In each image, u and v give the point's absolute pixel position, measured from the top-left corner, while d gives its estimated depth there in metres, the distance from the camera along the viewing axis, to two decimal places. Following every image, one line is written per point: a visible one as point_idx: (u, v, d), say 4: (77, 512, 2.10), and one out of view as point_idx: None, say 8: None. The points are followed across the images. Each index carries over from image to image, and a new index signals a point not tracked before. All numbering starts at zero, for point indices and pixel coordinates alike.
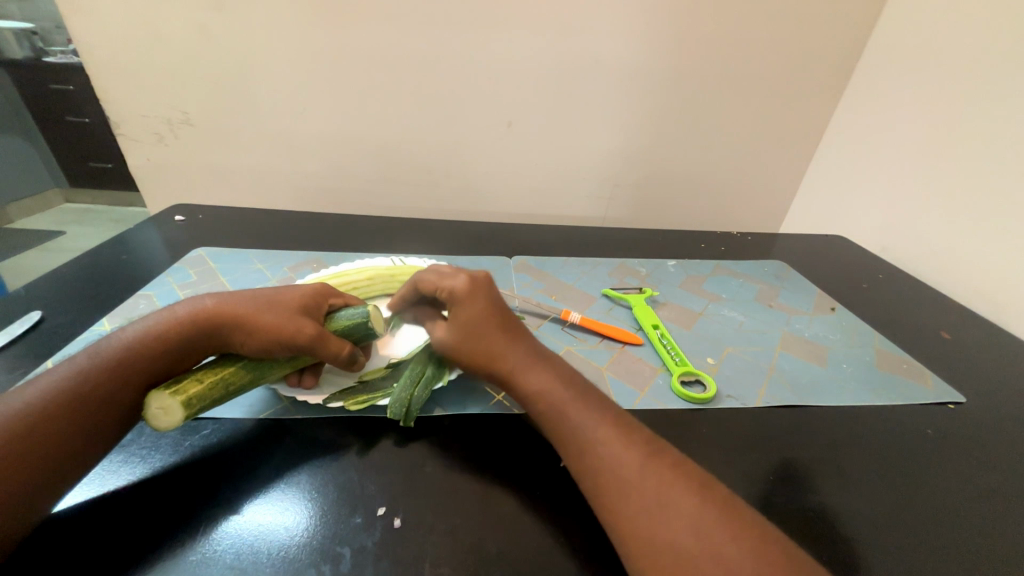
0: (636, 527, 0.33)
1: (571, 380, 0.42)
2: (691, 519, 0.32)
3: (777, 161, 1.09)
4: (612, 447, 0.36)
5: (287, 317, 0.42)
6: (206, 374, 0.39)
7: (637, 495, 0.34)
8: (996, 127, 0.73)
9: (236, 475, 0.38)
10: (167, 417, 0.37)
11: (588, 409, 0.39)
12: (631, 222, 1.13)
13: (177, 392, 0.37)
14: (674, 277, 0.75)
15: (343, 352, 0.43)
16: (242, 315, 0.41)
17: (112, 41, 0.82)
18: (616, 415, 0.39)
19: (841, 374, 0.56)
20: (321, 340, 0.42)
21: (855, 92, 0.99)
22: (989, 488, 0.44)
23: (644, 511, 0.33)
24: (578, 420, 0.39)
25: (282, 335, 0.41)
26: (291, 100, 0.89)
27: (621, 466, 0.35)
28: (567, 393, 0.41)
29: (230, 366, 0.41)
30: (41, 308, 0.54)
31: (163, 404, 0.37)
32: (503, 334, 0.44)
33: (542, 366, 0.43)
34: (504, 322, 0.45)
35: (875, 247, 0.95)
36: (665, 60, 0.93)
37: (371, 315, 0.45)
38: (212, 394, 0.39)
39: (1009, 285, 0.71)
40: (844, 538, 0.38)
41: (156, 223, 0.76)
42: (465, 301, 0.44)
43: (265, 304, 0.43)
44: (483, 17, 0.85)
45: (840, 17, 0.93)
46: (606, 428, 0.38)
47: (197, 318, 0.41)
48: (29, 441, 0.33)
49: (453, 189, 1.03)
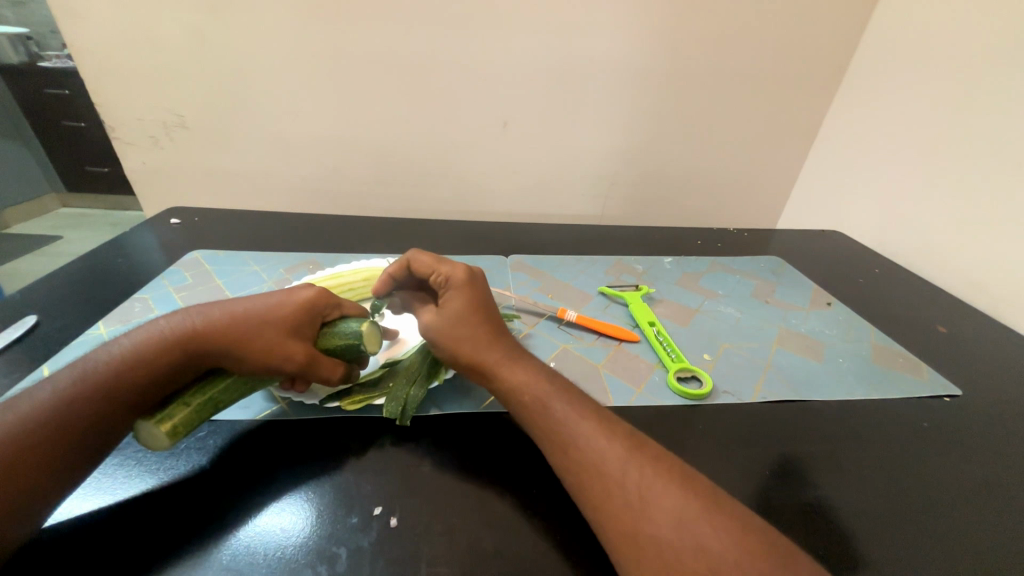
0: (623, 521, 0.33)
1: (551, 375, 0.43)
2: (677, 511, 0.32)
3: (773, 156, 1.10)
4: (595, 441, 0.37)
5: (277, 338, 0.41)
6: (190, 398, 0.38)
7: (622, 489, 0.34)
8: (991, 120, 0.73)
9: (217, 475, 0.38)
10: (155, 444, 0.37)
11: (569, 404, 0.40)
12: (628, 220, 1.13)
13: (161, 420, 0.37)
14: (671, 275, 0.75)
15: (336, 373, 0.43)
16: (230, 337, 0.40)
17: (106, 45, 0.81)
18: (596, 410, 0.39)
19: (838, 369, 0.57)
20: (312, 364, 0.42)
21: (850, 88, 0.99)
22: (984, 480, 0.44)
23: (631, 504, 0.33)
24: (559, 415, 0.39)
25: (272, 359, 0.40)
26: (285, 102, 0.89)
27: (603, 460, 0.35)
28: (553, 388, 0.41)
29: (218, 386, 0.40)
30: (36, 313, 0.54)
31: (151, 432, 0.37)
32: (487, 325, 0.45)
33: (524, 363, 0.43)
34: (488, 315, 0.46)
35: (872, 241, 0.95)
36: (660, 57, 0.92)
37: (365, 337, 0.44)
38: (199, 417, 0.38)
39: (1004, 278, 0.72)
40: (840, 531, 0.38)
41: (152, 226, 0.76)
42: (459, 288, 0.46)
43: (255, 324, 0.41)
44: (478, 17, 0.85)
45: (834, 13, 0.93)
46: (596, 423, 0.38)
47: (185, 341, 0.39)
48: (27, 449, 0.33)
49: (449, 189, 1.03)
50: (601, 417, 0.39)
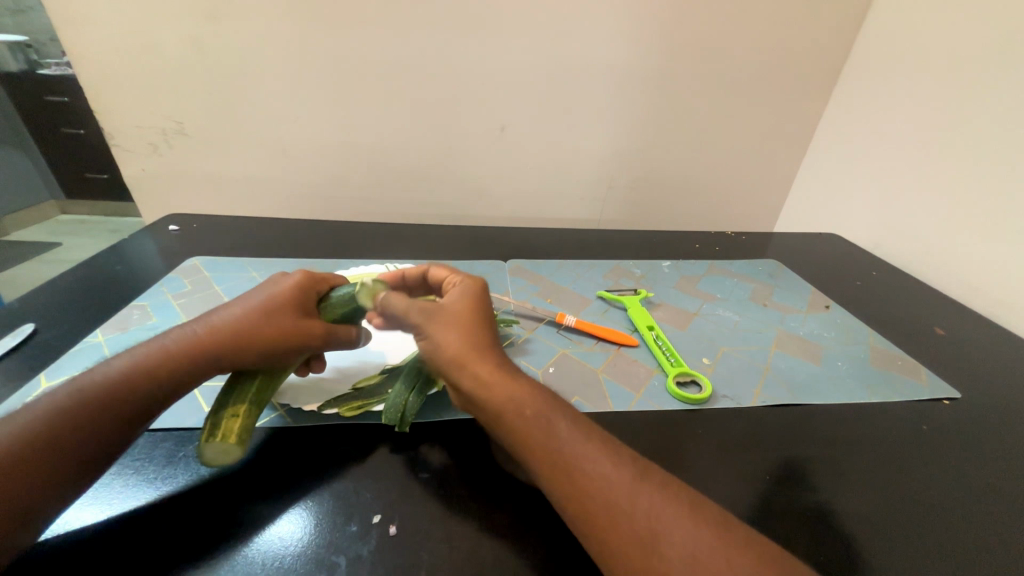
0: (629, 548, 0.32)
1: (547, 393, 0.41)
2: (686, 540, 0.32)
3: (770, 160, 1.10)
4: (601, 464, 0.36)
5: (290, 324, 0.43)
6: (236, 407, 0.39)
7: (631, 517, 0.33)
8: (986, 122, 0.74)
9: (212, 490, 0.37)
10: (230, 456, 0.38)
11: (574, 425, 0.38)
12: (628, 224, 1.13)
13: (225, 435, 0.37)
14: (668, 278, 0.75)
15: (354, 334, 0.48)
16: (243, 338, 0.41)
17: (106, 54, 0.82)
18: (601, 432, 0.38)
19: (836, 372, 0.57)
20: (331, 336, 0.46)
21: (846, 91, 1.00)
22: (985, 484, 0.44)
23: (640, 531, 0.32)
24: (564, 435, 0.37)
25: (293, 343, 0.42)
26: (284, 108, 0.90)
27: (612, 486, 0.34)
28: (552, 404, 0.40)
29: (251, 388, 0.40)
30: (34, 321, 0.54)
31: (223, 449, 0.38)
32: (486, 333, 0.44)
33: (518, 378, 0.41)
34: (486, 322, 0.46)
35: (870, 244, 0.95)
36: (658, 62, 0.93)
37: (358, 289, 0.46)
38: (253, 420, 0.39)
39: (1003, 280, 0.72)
40: (841, 537, 0.38)
41: (151, 234, 0.76)
42: (463, 288, 0.48)
43: (261, 316, 0.43)
44: (477, 23, 0.85)
45: (829, 18, 0.94)
46: (597, 442, 0.37)
47: (200, 349, 0.40)
48: (53, 449, 0.33)
49: (449, 193, 1.03)
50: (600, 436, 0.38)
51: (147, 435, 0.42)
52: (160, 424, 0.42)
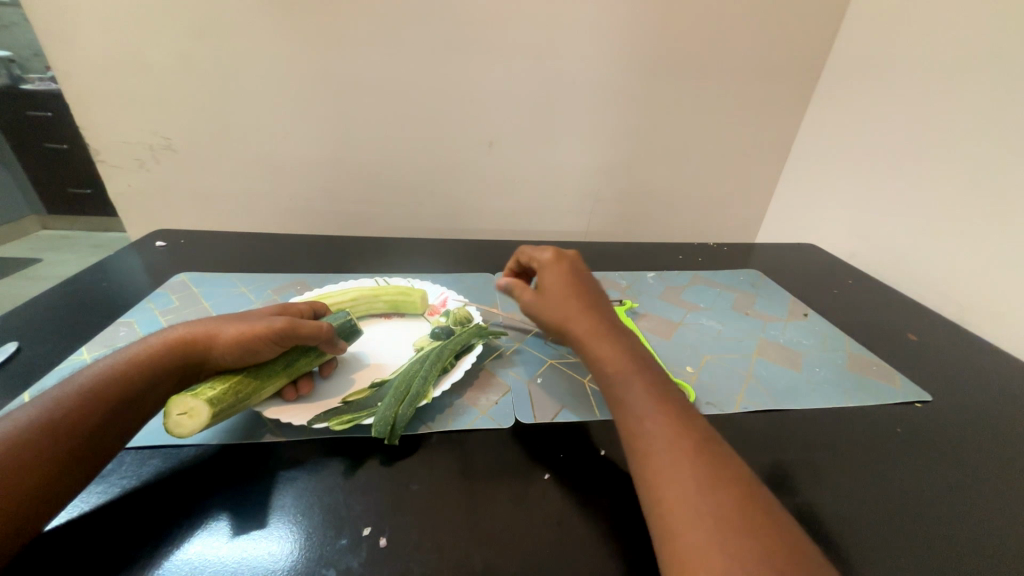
0: (664, 497, 0.35)
1: (634, 353, 0.45)
2: (716, 512, 0.33)
3: (751, 173, 1.14)
4: (661, 427, 0.39)
5: (257, 319, 0.45)
6: (218, 380, 0.41)
7: (668, 477, 0.36)
8: (951, 134, 0.78)
9: (214, 499, 0.38)
10: (191, 421, 0.39)
11: (647, 389, 0.42)
12: (616, 236, 1.16)
13: (197, 394, 0.39)
14: (654, 289, 0.77)
15: (322, 330, 0.46)
16: (212, 330, 0.43)
17: (94, 72, 0.83)
18: (676, 399, 0.41)
19: (815, 378, 0.59)
20: (294, 329, 0.44)
21: (819, 107, 1.05)
22: (957, 484, 0.46)
23: (676, 486, 0.35)
24: (634, 392, 0.41)
25: (254, 333, 0.43)
26: (276, 125, 0.91)
27: (658, 447, 0.37)
28: (632, 367, 0.43)
29: (237, 374, 0.42)
30: (15, 340, 0.53)
31: (188, 408, 0.39)
32: (581, 295, 0.50)
33: (605, 338, 0.46)
34: (581, 287, 0.51)
35: (847, 254, 0.99)
36: (640, 79, 0.97)
37: (352, 316, 0.53)
38: (230, 397, 0.40)
39: (972, 287, 0.75)
40: (823, 538, 0.39)
41: (138, 250, 0.76)
42: (549, 265, 0.54)
43: (235, 318, 0.45)
44: (466, 41, 0.88)
45: (801, 39, 0.99)
46: (666, 404, 0.40)
47: (170, 342, 0.42)
48: (32, 464, 0.33)
49: (438, 208, 1.04)
50: (675, 401, 0.41)
51: (132, 452, 0.41)
52: (145, 441, 0.42)
